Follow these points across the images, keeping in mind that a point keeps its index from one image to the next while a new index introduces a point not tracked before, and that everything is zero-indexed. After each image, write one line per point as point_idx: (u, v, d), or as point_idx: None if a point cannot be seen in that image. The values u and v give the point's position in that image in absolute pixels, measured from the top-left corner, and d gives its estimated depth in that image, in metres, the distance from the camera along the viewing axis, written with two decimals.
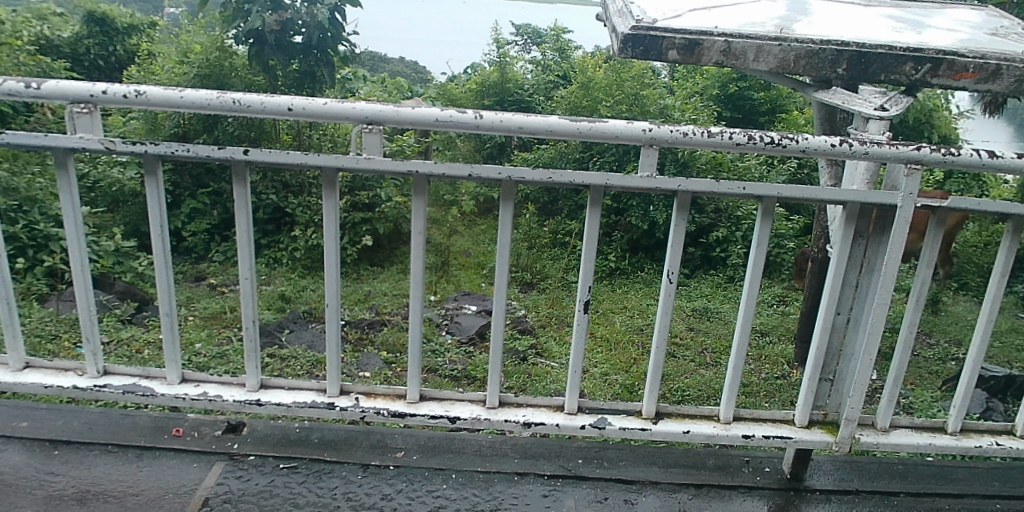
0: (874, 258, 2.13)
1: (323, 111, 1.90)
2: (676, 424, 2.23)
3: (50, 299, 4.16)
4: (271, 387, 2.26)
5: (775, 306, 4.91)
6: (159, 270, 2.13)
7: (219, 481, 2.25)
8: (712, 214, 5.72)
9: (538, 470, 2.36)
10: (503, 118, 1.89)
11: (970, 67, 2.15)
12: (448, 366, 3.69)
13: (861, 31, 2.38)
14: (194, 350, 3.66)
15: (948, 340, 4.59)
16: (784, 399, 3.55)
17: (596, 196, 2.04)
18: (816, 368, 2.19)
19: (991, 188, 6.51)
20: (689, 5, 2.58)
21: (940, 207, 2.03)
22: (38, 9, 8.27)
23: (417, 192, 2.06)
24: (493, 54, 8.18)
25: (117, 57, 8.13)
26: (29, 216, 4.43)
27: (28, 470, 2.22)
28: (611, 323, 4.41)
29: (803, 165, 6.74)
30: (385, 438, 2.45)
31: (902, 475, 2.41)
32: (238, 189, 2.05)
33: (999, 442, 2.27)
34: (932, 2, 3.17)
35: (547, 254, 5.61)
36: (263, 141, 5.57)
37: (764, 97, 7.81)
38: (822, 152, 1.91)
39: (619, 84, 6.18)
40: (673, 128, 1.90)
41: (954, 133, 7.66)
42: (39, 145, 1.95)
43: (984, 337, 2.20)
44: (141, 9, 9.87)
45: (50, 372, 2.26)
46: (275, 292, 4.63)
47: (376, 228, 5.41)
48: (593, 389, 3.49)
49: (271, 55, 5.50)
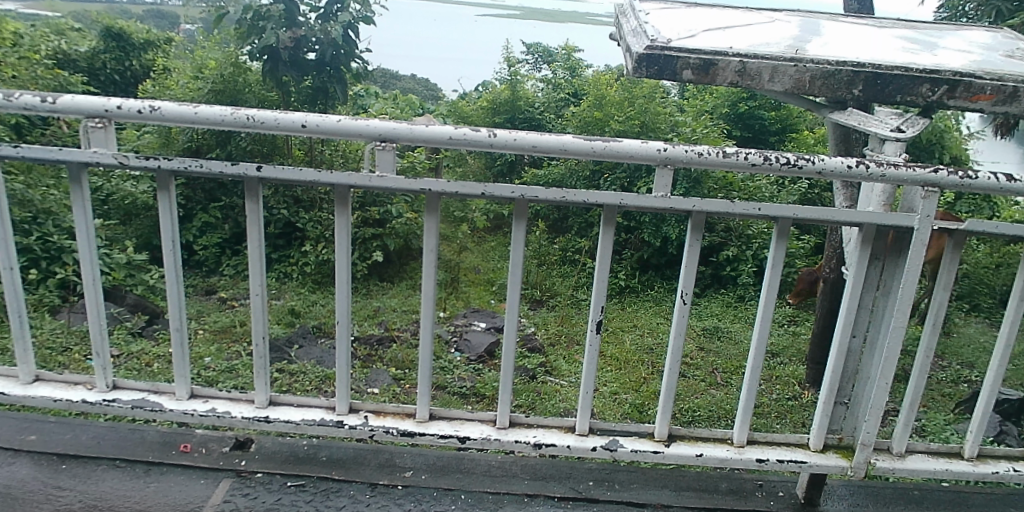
0: (891, 280, 2.09)
1: (338, 128, 1.90)
2: (689, 447, 2.21)
3: (62, 311, 4.19)
4: (280, 404, 2.25)
5: (786, 326, 4.88)
6: (171, 286, 2.13)
7: (226, 498, 2.23)
8: (722, 233, 5.70)
9: (548, 491, 2.33)
10: (517, 137, 1.89)
11: (988, 89, 2.12)
12: (458, 383, 3.67)
13: (875, 51, 2.37)
14: (203, 364, 3.65)
15: (961, 362, 4.53)
16: (795, 420, 3.51)
17: (610, 215, 2.03)
18: (831, 391, 2.17)
19: (1003, 210, 6.44)
20: (703, 25, 2.58)
21: (957, 229, 2.01)
22: (57, 24, 8.40)
23: (429, 209, 2.05)
24: (504, 72, 8.22)
25: (133, 71, 8.23)
26: (44, 228, 4.45)
27: (36, 484, 2.21)
28: (621, 342, 4.38)
29: (814, 185, 6.69)
30: (393, 457, 2.43)
31: (918, 501, 2.38)
32: (250, 204, 2.05)
33: (1016, 468, 2.23)
34: (947, 24, 3.14)
35: (557, 272, 5.59)
36: (276, 156, 5.60)
37: (774, 117, 7.81)
38: (838, 173, 1.90)
39: (629, 102, 6.19)
40: (687, 148, 1.89)
41: (964, 155, 7.61)
42: (54, 159, 1.96)
43: (1002, 361, 2.17)
44: (158, 26, 10.02)
45: (60, 386, 2.26)
46: (285, 307, 4.63)
47: (386, 244, 5.42)
48: (602, 409, 3.45)
49: (284, 72, 5.55)
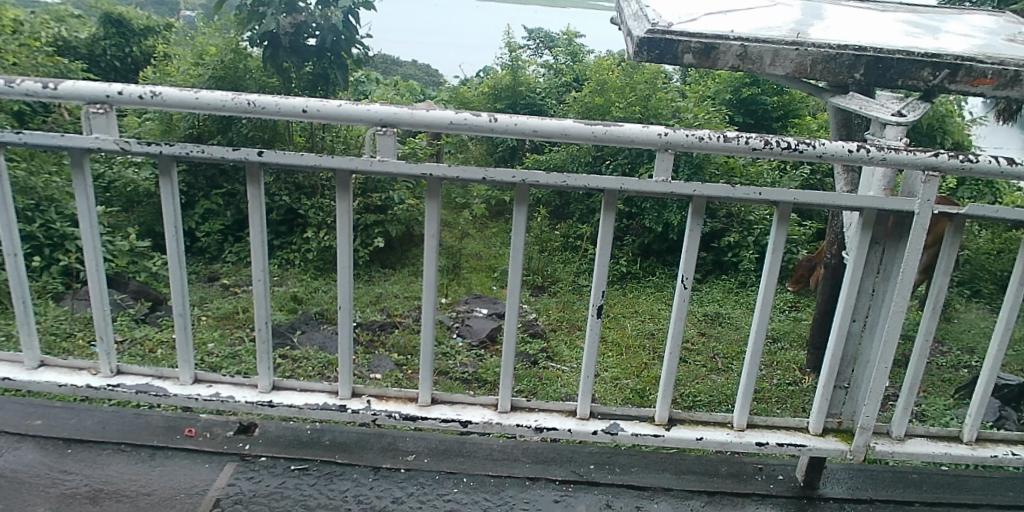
0: (892, 265, 2.09)
1: (338, 113, 1.90)
2: (689, 430, 2.22)
3: (66, 298, 4.20)
4: (282, 388, 2.27)
5: (787, 312, 4.89)
6: (175, 272, 2.14)
7: (230, 481, 2.25)
8: (723, 219, 5.70)
9: (549, 475, 2.35)
10: (518, 122, 1.89)
11: (989, 73, 2.11)
12: (459, 368, 3.69)
13: (877, 35, 2.37)
14: (206, 350, 3.67)
15: (961, 347, 4.53)
16: (796, 405, 3.53)
17: (610, 200, 2.04)
18: (831, 375, 2.18)
19: (1005, 195, 6.42)
20: (705, 9, 2.57)
21: (957, 214, 2.01)
22: (56, 11, 8.40)
23: (430, 195, 2.06)
24: (505, 58, 8.19)
25: (133, 57, 8.19)
26: (46, 215, 4.46)
27: (41, 468, 2.23)
28: (622, 327, 4.39)
29: (816, 171, 6.68)
30: (396, 441, 2.45)
31: (917, 484, 2.39)
32: (252, 190, 2.05)
33: (1015, 451, 2.24)
34: (950, 8, 3.12)
35: (558, 258, 5.59)
36: (276, 142, 5.59)
37: (776, 102, 7.78)
38: (839, 158, 1.90)
39: (631, 87, 6.17)
40: (689, 132, 1.89)
41: (967, 140, 7.58)
42: (55, 145, 1.96)
43: (1001, 346, 2.18)
44: (159, 13, 9.99)
45: (63, 371, 2.27)
46: (287, 293, 4.65)
47: (388, 231, 5.43)
48: (603, 394, 3.47)
49: (284, 58, 5.53)
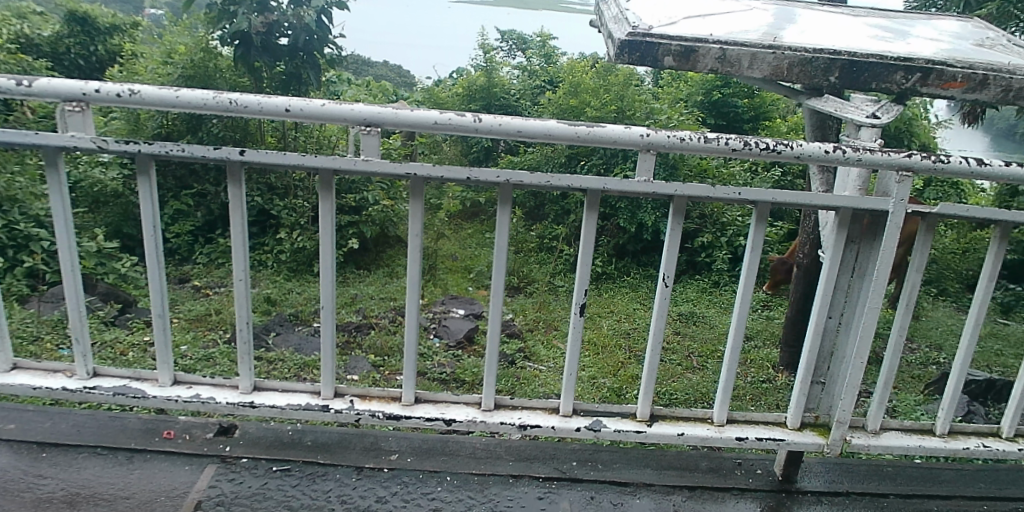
0: (867, 263, 2.14)
1: (321, 112, 1.89)
2: (670, 426, 2.25)
3: (32, 300, 4.13)
4: (264, 389, 2.25)
5: (759, 312, 4.96)
6: (153, 271, 2.12)
7: (212, 483, 2.23)
8: (697, 220, 5.77)
9: (533, 472, 2.36)
10: (502, 122, 1.90)
11: (958, 76, 2.17)
12: (437, 369, 3.70)
13: (850, 39, 2.42)
14: (180, 353, 3.63)
15: (930, 345, 4.63)
16: (770, 402, 3.59)
17: (592, 200, 2.06)
18: (808, 370, 2.22)
19: (969, 196, 6.58)
20: (684, 12, 2.61)
21: (929, 213, 2.06)
22: (18, 8, 8.25)
23: (413, 195, 2.06)
24: (479, 59, 8.19)
25: (98, 56, 8.05)
26: (10, 216, 4.38)
27: (15, 473, 2.20)
28: (599, 327, 4.43)
29: (787, 172, 6.78)
30: (379, 440, 2.45)
31: (891, 477, 2.45)
32: (232, 189, 2.04)
33: (986, 444, 2.30)
34: (920, 13, 3.19)
35: (534, 259, 5.63)
36: (248, 141, 5.58)
37: (747, 105, 7.89)
38: (815, 159, 1.94)
39: (605, 89, 6.22)
40: (670, 133, 1.92)
41: (932, 142, 7.75)
42: (30, 143, 1.93)
43: (972, 341, 2.24)
44: (123, 10, 9.86)
45: (38, 374, 2.24)
46: (261, 295, 4.61)
47: (362, 232, 5.41)
48: (581, 393, 3.49)
49: (256, 58, 5.48)
